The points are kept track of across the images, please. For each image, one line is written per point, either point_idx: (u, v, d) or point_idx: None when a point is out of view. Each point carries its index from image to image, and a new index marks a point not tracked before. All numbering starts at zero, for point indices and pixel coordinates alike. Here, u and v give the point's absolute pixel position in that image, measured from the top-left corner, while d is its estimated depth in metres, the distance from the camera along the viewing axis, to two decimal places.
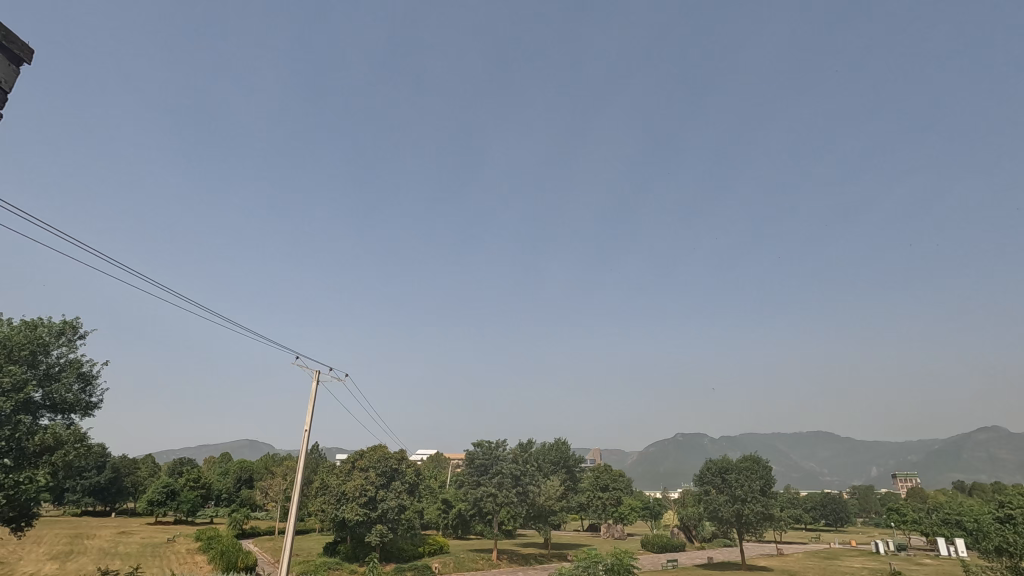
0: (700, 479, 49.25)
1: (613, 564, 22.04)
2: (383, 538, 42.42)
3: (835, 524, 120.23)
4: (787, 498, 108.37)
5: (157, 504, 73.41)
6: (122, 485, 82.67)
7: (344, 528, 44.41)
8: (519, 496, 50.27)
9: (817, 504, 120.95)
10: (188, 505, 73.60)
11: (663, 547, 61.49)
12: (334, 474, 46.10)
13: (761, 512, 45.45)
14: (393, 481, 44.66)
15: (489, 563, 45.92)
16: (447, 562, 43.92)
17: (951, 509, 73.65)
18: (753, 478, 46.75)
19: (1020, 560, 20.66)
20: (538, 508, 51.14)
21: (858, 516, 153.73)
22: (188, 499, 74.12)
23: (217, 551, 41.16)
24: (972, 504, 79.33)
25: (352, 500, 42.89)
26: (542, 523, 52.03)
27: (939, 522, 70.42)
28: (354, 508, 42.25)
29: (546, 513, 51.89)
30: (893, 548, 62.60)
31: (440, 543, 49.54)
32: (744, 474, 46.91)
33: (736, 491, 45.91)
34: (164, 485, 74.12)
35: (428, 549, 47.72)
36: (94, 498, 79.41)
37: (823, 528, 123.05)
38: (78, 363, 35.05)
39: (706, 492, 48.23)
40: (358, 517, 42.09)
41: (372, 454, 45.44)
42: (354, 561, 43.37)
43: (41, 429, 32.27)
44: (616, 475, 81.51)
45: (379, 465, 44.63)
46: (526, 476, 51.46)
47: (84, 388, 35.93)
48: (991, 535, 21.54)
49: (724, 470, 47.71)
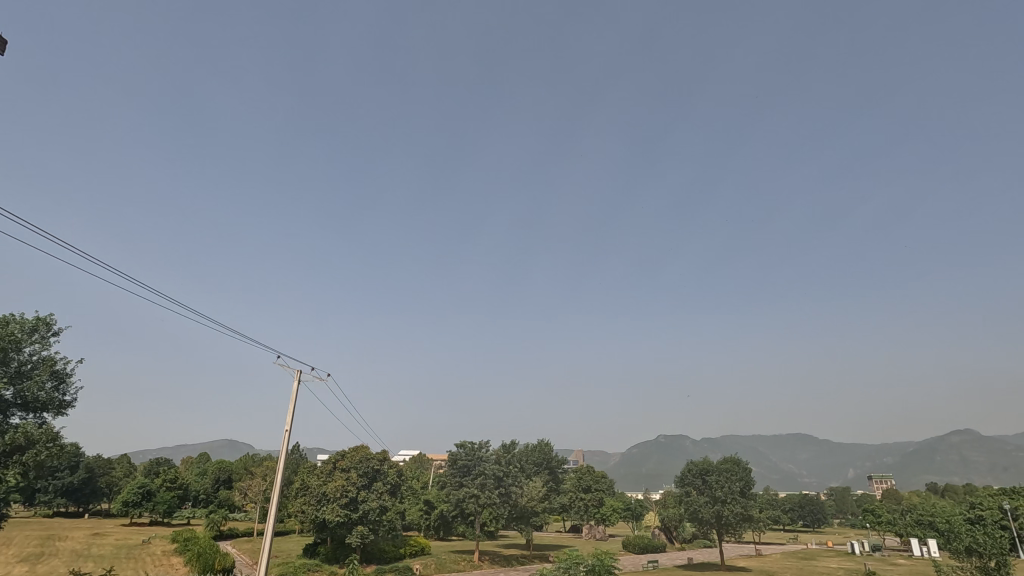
0: (681, 480, 49.74)
1: (594, 565, 22.06)
2: (364, 539, 42.07)
3: (813, 525, 122.20)
4: (767, 499, 109.92)
5: (133, 505, 72.02)
6: (96, 486, 80.83)
7: (324, 529, 43.99)
8: (502, 497, 50.25)
9: (795, 505, 122.90)
10: (164, 507, 72.19)
11: (644, 548, 62.14)
12: (315, 475, 45.59)
13: (740, 513, 46.05)
14: (374, 482, 44.37)
15: (471, 564, 45.77)
16: (428, 563, 43.63)
17: (924, 510, 75.44)
18: (733, 480, 47.37)
19: (989, 561, 21.15)
20: (520, 509, 51.15)
21: (834, 517, 156.52)
22: (164, 500, 72.77)
23: (193, 552, 40.46)
24: (944, 505, 81.32)
25: (333, 501, 42.48)
26: (524, 524, 51.95)
27: (913, 523, 72.02)
28: (335, 509, 41.87)
29: (529, 514, 51.87)
30: (868, 548, 63.98)
31: (421, 544, 49.28)
32: (724, 476, 47.45)
33: (716, 492, 46.41)
34: (139, 485, 72.75)
35: (409, 550, 47.46)
36: (67, 499, 77.50)
37: (801, 528, 125.06)
38: (52, 361, 34.28)
39: (686, 494, 48.64)
40: (339, 518, 41.71)
41: (353, 454, 45.04)
42: (334, 563, 42.99)
43: (12, 428, 31.53)
44: (598, 476, 82.04)
45: (361, 466, 44.30)
46: (508, 477, 51.42)
47: (57, 387, 35.09)
48: (962, 535, 21.93)
49: (704, 471, 48.19)
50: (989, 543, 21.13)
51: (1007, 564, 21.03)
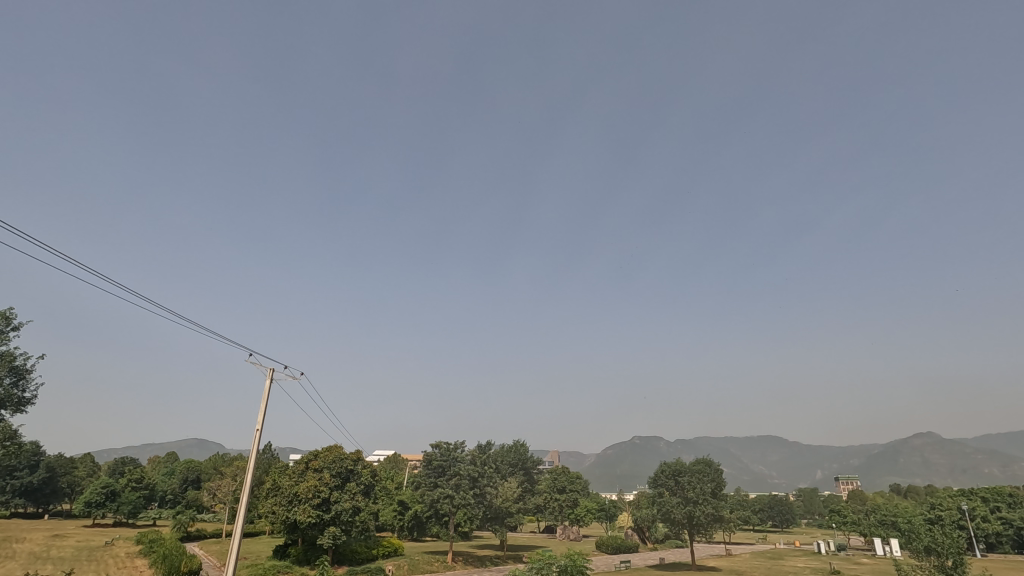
0: (654, 481, 50.28)
1: (567, 565, 22.13)
2: (336, 540, 41.57)
3: (781, 525, 124.93)
4: (738, 501, 112.08)
5: (95, 506, 69.66)
6: (57, 486, 78.18)
7: (295, 530, 43.30)
8: (476, 497, 50.24)
9: (764, 506, 125.60)
10: (129, 507, 70.34)
11: (616, 548, 62.74)
12: (286, 475, 44.90)
13: (712, 514, 46.74)
14: (348, 483, 43.91)
15: (444, 565, 45.58)
16: (401, 564, 43.06)
17: (886, 510, 77.91)
18: (704, 481, 48.19)
19: (946, 560, 21.89)
20: (494, 509, 51.14)
21: (802, 517, 160.08)
22: (129, 500, 70.87)
23: (158, 554, 39.35)
24: (906, 505, 83.97)
25: (304, 501, 41.83)
26: (498, 525, 51.79)
27: (876, 523, 74.32)
28: (307, 510, 41.28)
29: (504, 514, 51.89)
30: (833, 549, 65.27)
31: (394, 546, 48.83)
32: (697, 477, 48.21)
33: (688, 493, 47.05)
34: (103, 485, 70.53)
35: (382, 551, 47.03)
36: (25, 499, 74.73)
37: (769, 528, 128.01)
38: (10, 356, 33.10)
39: (659, 494, 49.18)
40: (310, 519, 41.09)
41: (326, 455, 44.38)
42: (305, 565, 42.26)
43: None
44: (573, 477, 82.75)
45: (334, 466, 43.75)
46: (483, 478, 51.30)
47: (16, 383, 33.90)
48: (921, 535, 22.64)
49: (677, 472, 48.81)
50: (947, 543, 21.91)
51: (964, 563, 21.69)
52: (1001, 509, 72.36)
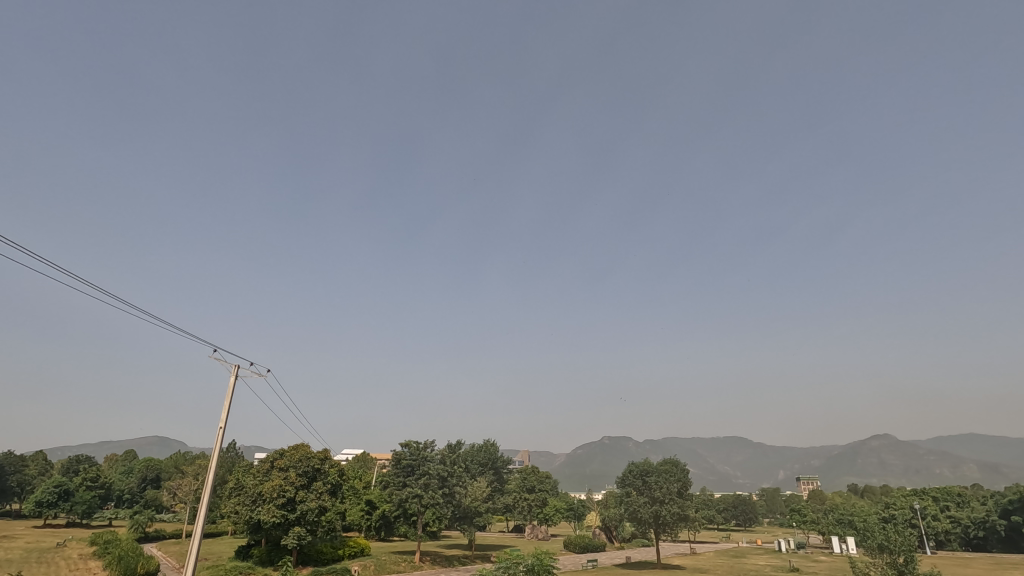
0: (622, 481, 50.78)
1: (534, 565, 22.22)
2: (301, 540, 40.80)
3: (744, 523, 128.01)
4: (703, 501, 114.27)
5: (47, 505, 66.81)
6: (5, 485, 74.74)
7: (259, 531, 42.21)
8: (445, 497, 50.08)
9: (729, 505, 128.25)
10: (83, 507, 67.86)
11: (584, 548, 63.15)
12: (250, 474, 43.93)
13: (677, 513, 47.51)
14: (314, 482, 43.15)
15: (412, 565, 45.22)
16: (368, 564, 42.50)
17: (844, 510, 80.32)
18: (671, 481, 48.94)
19: (897, 556, 22.68)
20: (463, 509, 51.05)
21: (764, 516, 164.22)
22: (83, 500, 68.34)
23: (113, 554, 38.03)
24: (863, 504, 86.88)
25: (269, 501, 41.02)
26: (466, 525, 51.67)
27: (835, 522, 76.68)
28: (271, 510, 40.45)
29: (472, 514, 51.82)
30: (793, 547, 66.93)
31: (361, 546, 48.16)
32: (663, 477, 48.93)
33: (654, 493, 47.68)
34: (55, 484, 67.63)
35: (348, 551, 46.41)
36: None
37: (733, 527, 130.88)
38: None
39: (627, 494, 49.75)
40: (274, 519, 40.28)
41: (293, 453, 43.67)
42: (268, 566, 41.40)
43: None
44: (542, 476, 82.90)
45: (300, 465, 42.95)
46: (452, 477, 51.10)
47: None
48: (875, 533, 23.43)
49: (645, 472, 49.42)
50: (900, 541, 22.74)
51: (915, 560, 22.53)
52: (950, 508, 75.64)
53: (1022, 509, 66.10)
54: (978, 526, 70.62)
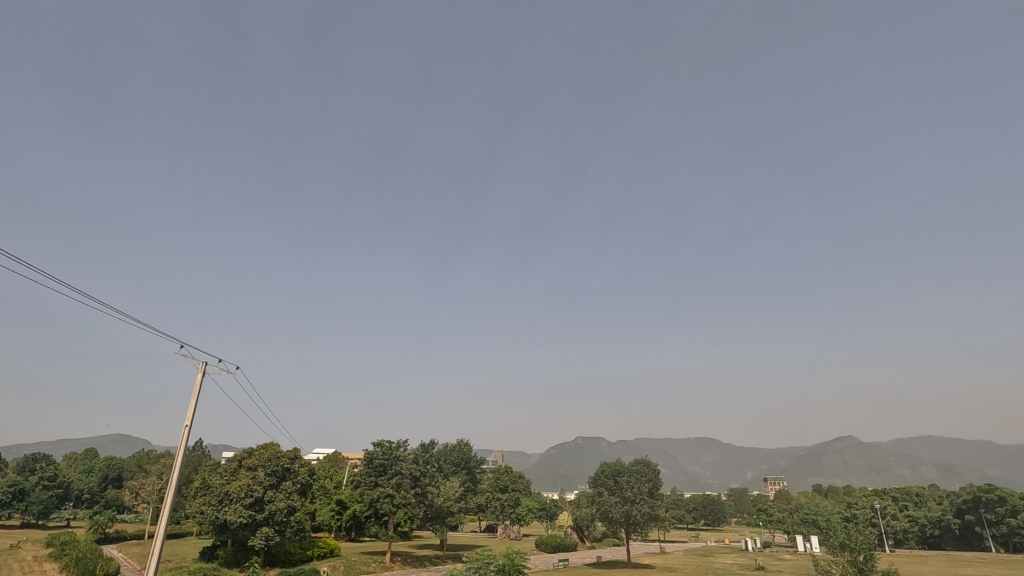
0: (594, 481, 51.18)
1: (505, 565, 22.25)
2: (268, 541, 40.06)
3: (712, 523, 130.36)
4: (673, 500, 116.06)
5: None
6: None
7: (224, 532, 41.26)
8: (417, 496, 49.79)
9: (698, 505, 130.30)
10: (39, 507, 65.35)
11: (555, 547, 63.40)
12: (216, 474, 42.87)
13: (648, 513, 48.11)
14: (283, 482, 42.41)
15: (382, 565, 44.78)
16: (337, 565, 42.01)
17: (809, 510, 82.41)
18: (642, 481, 49.51)
19: (858, 555, 23.33)
20: (435, 509, 50.78)
21: (732, 516, 167.28)
22: (39, 500, 65.82)
23: (69, 556, 36.66)
24: (827, 504, 89.38)
25: (236, 501, 40.17)
26: (438, 525, 51.45)
27: (799, 521, 78.75)
28: (238, 510, 39.63)
29: (444, 514, 51.63)
30: (760, 545, 68.41)
31: (331, 547, 47.48)
32: (635, 477, 49.50)
33: (626, 493, 48.17)
34: (10, 484, 65.08)
35: (318, 552, 45.78)
36: None
37: (701, 526, 133.13)
38: None
39: (599, 494, 50.15)
40: (241, 519, 39.46)
41: (261, 452, 42.85)
42: (234, 567, 40.58)
43: None
44: (515, 476, 82.98)
45: (268, 465, 42.15)
46: (425, 477, 50.76)
47: None
48: (838, 531, 24.10)
49: (617, 472, 49.93)
50: (860, 539, 23.44)
51: (874, 558, 23.21)
52: (908, 507, 78.43)
53: (974, 508, 69.23)
54: (933, 525, 73.48)
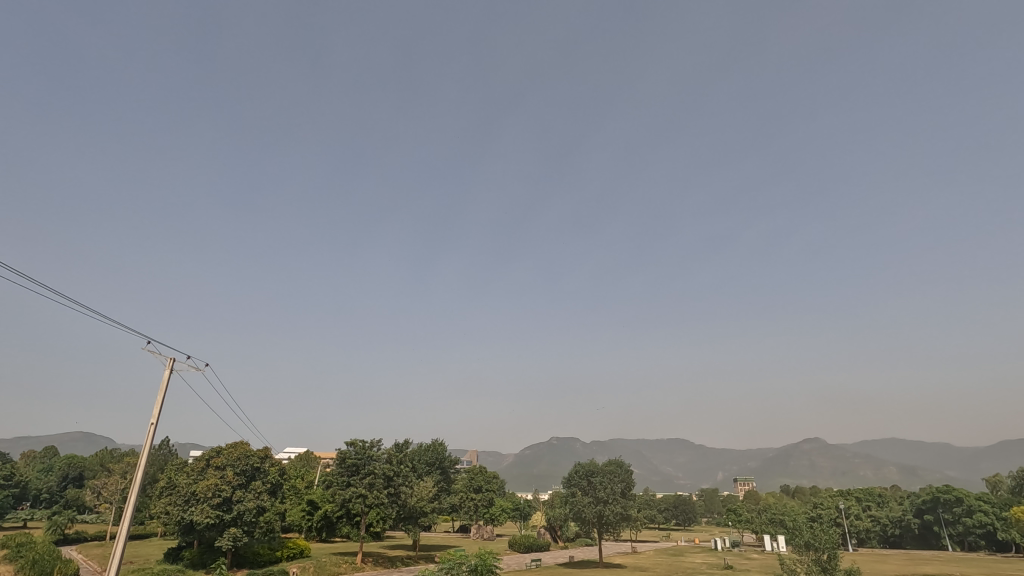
0: (568, 481, 51.41)
1: (477, 565, 22.18)
2: (236, 542, 39.27)
3: (683, 523, 132.23)
4: (645, 501, 117.42)
5: None
6: None
7: (190, 532, 40.30)
8: (390, 497, 49.33)
9: (670, 505, 132.10)
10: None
11: (528, 548, 63.50)
12: (183, 473, 41.79)
13: (620, 513, 48.57)
14: (252, 481, 41.65)
15: (352, 566, 44.20)
16: (307, 565, 41.43)
17: (776, 510, 84.25)
18: (615, 481, 49.92)
19: (821, 553, 23.94)
20: (408, 509, 50.40)
21: (702, 516, 169.88)
22: None
23: (26, 559, 35.30)
24: (794, 504, 91.54)
25: (203, 501, 39.28)
26: (411, 525, 51.10)
27: (767, 521, 80.45)
28: (205, 510, 38.76)
29: (417, 514, 51.31)
30: (729, 545, 69.61)
31: (301, 547, 46.74)
32: (608, 477, 49.91)
33: (599, 493, 48.53)
34: None
35: (288, 552, 45.04)
36: None
37: (672, 526, 135.00)
38: None
39: (572, 494, 50.35)
40: (209, 519, 38.61)
41: (230, 452, 41.88)
42: (200, 568, 39.67)
43: None
44: (490, 477, 82.95)
45: (237, 464, 41.27)
46: (398, 477, 50.42)
47: None
48: (803, 531, 24.71)
49: (590, 472, 50.31)
50: (823, 538, 24.06)
51: (836, 556, 23.86)
52: (871, 507, 80.65)
53: (933, 508, 71.65)
54: (894, 524, 75.83)
